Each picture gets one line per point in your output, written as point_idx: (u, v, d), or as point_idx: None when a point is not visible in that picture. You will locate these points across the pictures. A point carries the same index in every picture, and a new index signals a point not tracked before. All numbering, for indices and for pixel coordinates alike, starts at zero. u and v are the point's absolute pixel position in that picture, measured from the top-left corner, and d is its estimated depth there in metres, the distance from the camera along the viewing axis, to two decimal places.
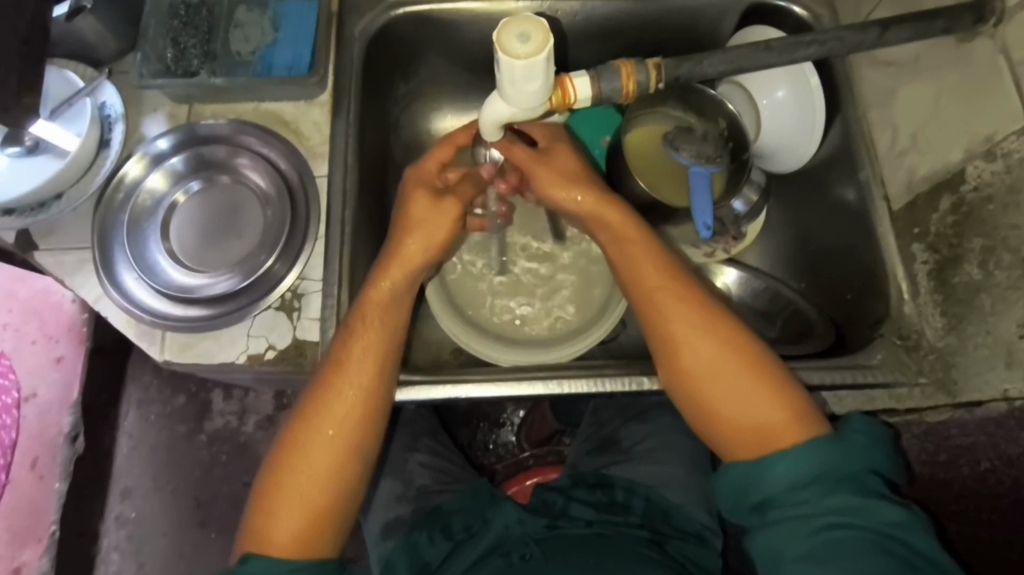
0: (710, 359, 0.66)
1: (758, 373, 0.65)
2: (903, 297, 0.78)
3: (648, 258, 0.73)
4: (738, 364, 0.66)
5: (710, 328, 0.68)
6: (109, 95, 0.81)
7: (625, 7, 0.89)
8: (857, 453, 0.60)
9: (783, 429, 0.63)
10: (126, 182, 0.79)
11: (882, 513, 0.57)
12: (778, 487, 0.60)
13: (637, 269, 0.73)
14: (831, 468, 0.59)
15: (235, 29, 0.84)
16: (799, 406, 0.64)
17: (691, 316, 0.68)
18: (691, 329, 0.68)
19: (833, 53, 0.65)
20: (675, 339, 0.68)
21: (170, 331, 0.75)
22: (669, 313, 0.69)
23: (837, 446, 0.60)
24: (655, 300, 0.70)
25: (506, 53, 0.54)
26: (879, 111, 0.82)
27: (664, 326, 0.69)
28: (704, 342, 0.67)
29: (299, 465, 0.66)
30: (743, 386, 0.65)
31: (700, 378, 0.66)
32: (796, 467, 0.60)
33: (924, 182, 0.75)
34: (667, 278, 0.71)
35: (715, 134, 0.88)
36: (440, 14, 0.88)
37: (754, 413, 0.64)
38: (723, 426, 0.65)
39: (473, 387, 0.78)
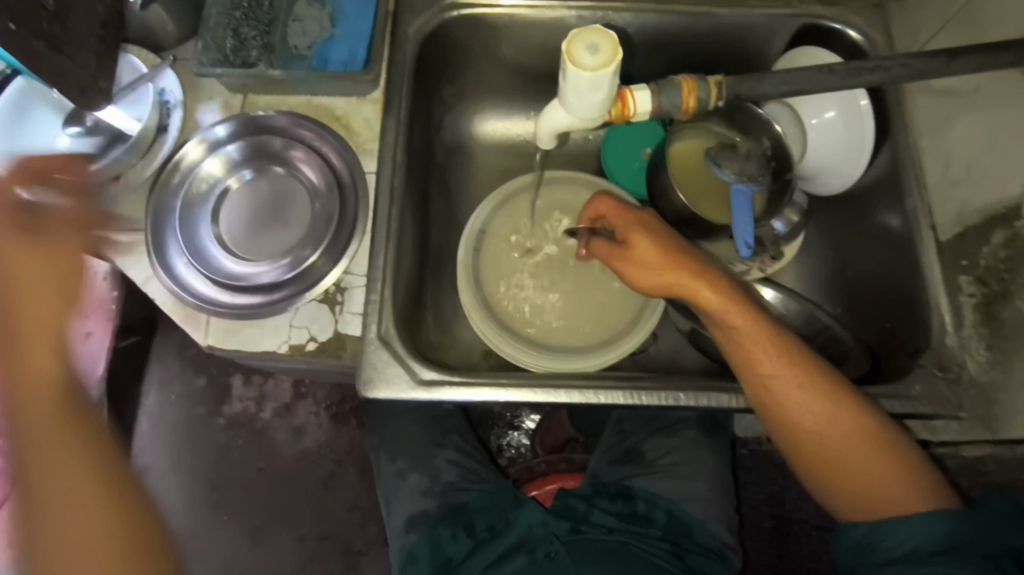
0: (845, 447, 0.69)
1: (890, 451, 0.68)
2: (946, 329, 0.77)
3: (767, 344, 0.70)
4: (869, 444, 0.68)
5: (838, 412, 0.69)
6: (169, 81, 0.82)
7: (678, 22, 0.90)
8: (994, 531, 0.65)
9: (905, 501, 0.68)
10: (183, 166, 0.81)
11: None
12: (904, 546, 0.66)
13: (753, 361, 0.71)
14: (964, 542, 0.65)
15: (295, 22, 0.86)
16: (926, 485, 0.68)
17: (819, 406, 0.69)
18: (819, 419, 0.69)
19: (897, 79, 0.65)
20: (800, 423, 0.69)
21: (217, 316, 0.76)
22: (793, 402, 0.69)
23: (974, 524, 0.65)
24: (777, 389, 0.70)
25: (575, 64, 0.55)
26: (932, 140, 0.82)
27: (791, 411, 0.70)
28: (833, 427, 0.69)
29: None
30: (870, 464, 0.68)
31: (829, 460, 0.69)
32: (919, 539, 0.65)
33: (977, 214, 0.75)
34: (788, 364, 0.70)
35: (759, 152, 0.86)
36: (493, 18, 0.89)
37: (879, 487, 0.68)
38: (847, 498, 0.70)
39: (509, 390, 0.78)
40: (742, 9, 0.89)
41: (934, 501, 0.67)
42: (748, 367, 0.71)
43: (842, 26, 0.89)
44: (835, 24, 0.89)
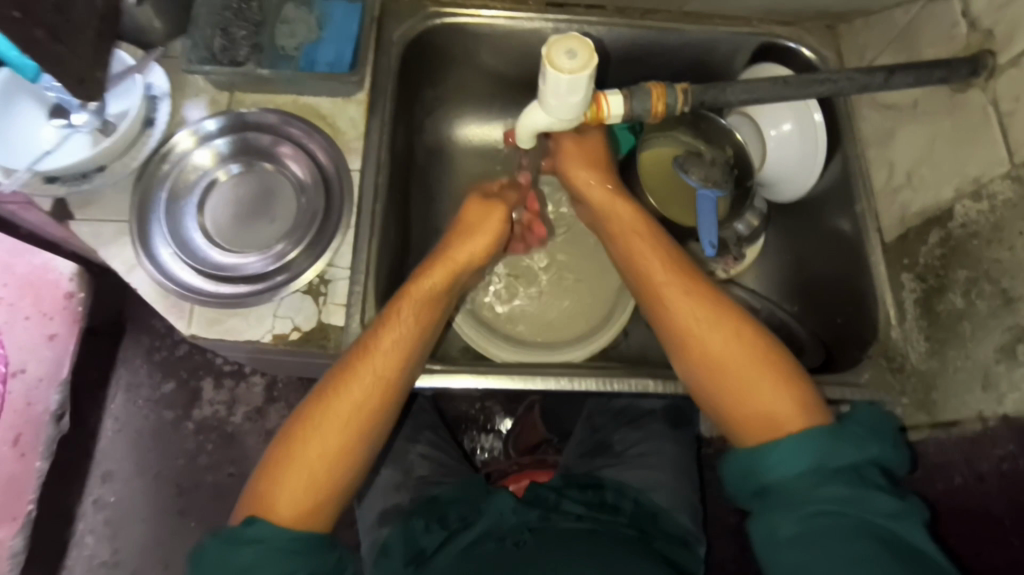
0: (720, 349, 0.69)
1: (761, 360, 0.68)
2: (891, 323, 0.85)
3: (656, 257, 0.77)
4: (739, 347, 0.69)
5: (716, 317, 0.71)
6: (156, 76, 0.84)
7: (650, 36, 0.96)
8: (856, 443, 0.61)
9: (786, 416, 0.65)
10: (175, 153, 0.83)
11: (878, 504, 0.58)
12: (778, 475, 0.61)
13: (642, 264, 0.77)
14: (829, 459, 0.60)
15: (282, 25, 0.88)
16: (804, 401, 0.66)
17: (698, 308, 0.71)
18: (698, 318, 0.71)
19: (843, 92, 0.71)
20: (686, 332, 0.71)
21: (200, 304, 0.78)
22: (678, 309, 0.72)
23: (838, 439, 0.61)
24: (667, 295, 0.74)
25: (554, 67, 0.59)
26: (877, 150, 0.89)
27: (671, 318, 0.73)
28: (709, 328, 0.70)
29: (316, 430, 0.67)
30: (752, 373, 0.67)
31: (714, 367, 0.69)
32: (785, 461, 0.61)
33: (916, 218, 0.82)
34: (675, 275, 0.75)
35: (722, 160, 0.94)
36: (475, 27, 0.94)
37: (763, 400, 0.66)
38: (737, 419, 0.67)
39: (488, 378, 0.84)
40: (707, 27, 0.95)
41: (813, 418, 0.64)
42: (634, 271, 0.78)
43: (797, 45, 0.96)
44: (791, 43, 0.97)
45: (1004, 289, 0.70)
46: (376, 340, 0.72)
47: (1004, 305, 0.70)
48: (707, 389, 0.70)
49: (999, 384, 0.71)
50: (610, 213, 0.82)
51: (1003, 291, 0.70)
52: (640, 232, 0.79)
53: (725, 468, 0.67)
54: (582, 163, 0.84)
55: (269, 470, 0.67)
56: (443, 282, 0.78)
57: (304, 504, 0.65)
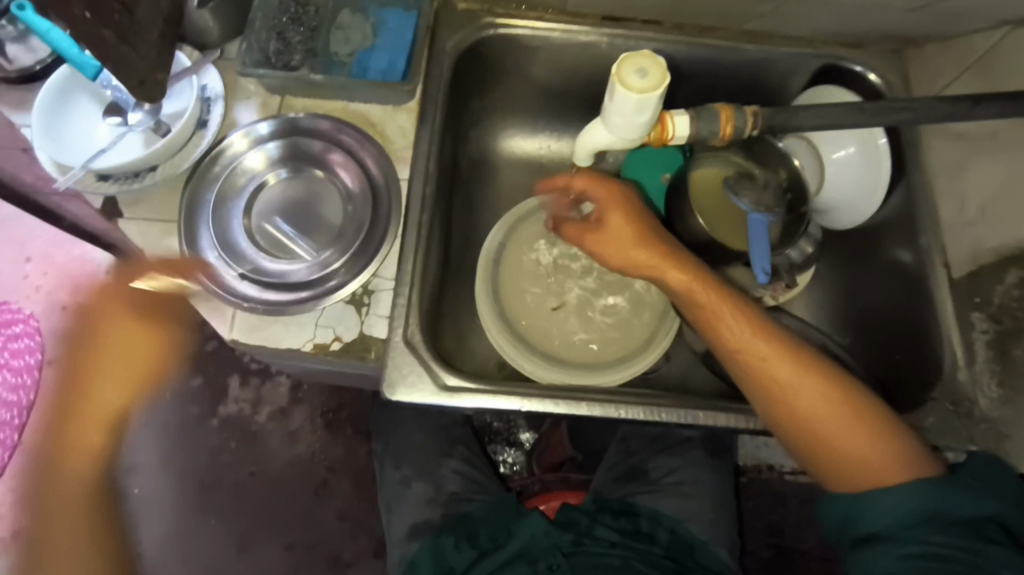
0: (811, 409, 0.68)
1: (853, 416, 0.67)
2: (958, 364, 0.80)
3: (732, 319, 0.71)
4: (828, 405, 0.67)
5: (806, 368, 0.69)
6: (211, 77, 0.84)
7: (708, 54, 0.93)
8: (968, 494, 0.64)
9: (882, 467, 0.66)
10: (228, 153, 0.83)
11: (995, 557, 0.61)
12: (886, 520, 0.64)
13: (717, 332, 0.71)
14: (943, 509, 0.63)
15: (337, 30, 0.87)
16: (897, 450, 0.67)
17: (784, 371, 0.69)
18: (783, 381, 0.68)
19: (925, 121, 0.68)
20: (775, 394, 0.69)
21: (242, 310, 0.77)
22: (766, 361, 0.69)
23: (949, 491, 0.64)
24: (746, 364, 0.70)
25: (624, 85, 0.57)
26: (947, 181, 0.85)
27: (759, 371, 0.69)
28: (797, 390, 0.68)
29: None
30: (842, 430, 0.67)
31: (803, 420, 0.68)
32: (892, 513, 0.64)
33: (991, 254, 0.79)
34: (753, 331, 0.70)
35: (775, 184, 0.91)
36: (528, 40, 0.93)
37: (855, 452, 0.67)
38: (834, 473, 0.68)
39: (525, 401, 0.81)
40: (768, 46, 0.92)
41: (911, 468, 0.66)
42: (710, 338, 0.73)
43: (863, 69, 0.93)
44: (856, 66, 0.93)
45: None
46: None
47: None
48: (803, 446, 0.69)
49: None
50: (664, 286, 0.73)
51: None
52: (705, 300, 0.72)
53: (822, 510, 0.70)
54: (620, 245, 0.74)
55: None
56: None
57: None
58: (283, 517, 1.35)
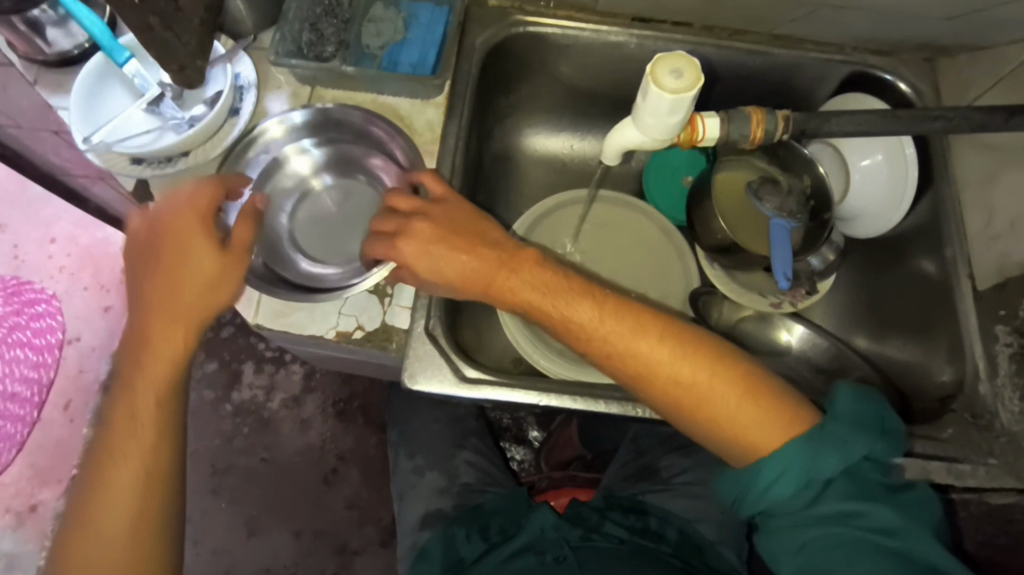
0: (682, 381, 0.68)
1: (720, 377, 0.67)
2: (981, 376, 0.80)
3: (582, 310, 0.71)
4: (696, 374, 0.67)
5: (679, 349, 0.68)
6: (244, 67, 0.85)
7: (736, 57, 0.93)
8: (823, 443, 0.64)
9: (765, 427, 0.65)
10: (265, 138, 0.83)
11: (882, 514, 0.62)
12: (775, 498, 0.64)
13: (578, 327, 0.71)
14: (819, 469, 0.63)
15: (369, 23, 0.88)
16: (773, 401, 0.66)
17: (644, 348, 0.69)
18: (645, 360, 0.68)
19: (958, 130, 0.67)
20: (646, 375, 0.69)
21: (269, 295, 0.78)
22: (629, 347, 0.69)
23: (823, 448, 0.64)
24: (611, 353, 0.70)
25: (658, 85, 0.57)
26: (976, 192, 0.85)
27: (629, 361, 0.69)
28: (662, 366, 0.68)
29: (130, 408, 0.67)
30: (714, 399, 0.67)
31: (697, 405, 0.67)
32: (781, 483, 0.64)
33: (1018, 267, 0.78)
34: (606, 316, 0.70)
35: (799, 190, 0.90)
36: (557, 38, 0.93)
37: (745, 424, 0.66)
38: (727, 442, 0.67)
39: (545, 397, 0.81)
40: (798, 51, 0.92)
41: (784, 420, 0.65)
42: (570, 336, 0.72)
43: (893, 78, 0.92)
44: (886, 74, 0.92)
45: None
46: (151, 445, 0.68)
47: None
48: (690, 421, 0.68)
49: None
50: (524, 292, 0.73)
51: None
52: (562, 294, 0.72)
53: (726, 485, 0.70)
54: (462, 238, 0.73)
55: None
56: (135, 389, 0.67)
57: None
58: (293, 502, 1.36)
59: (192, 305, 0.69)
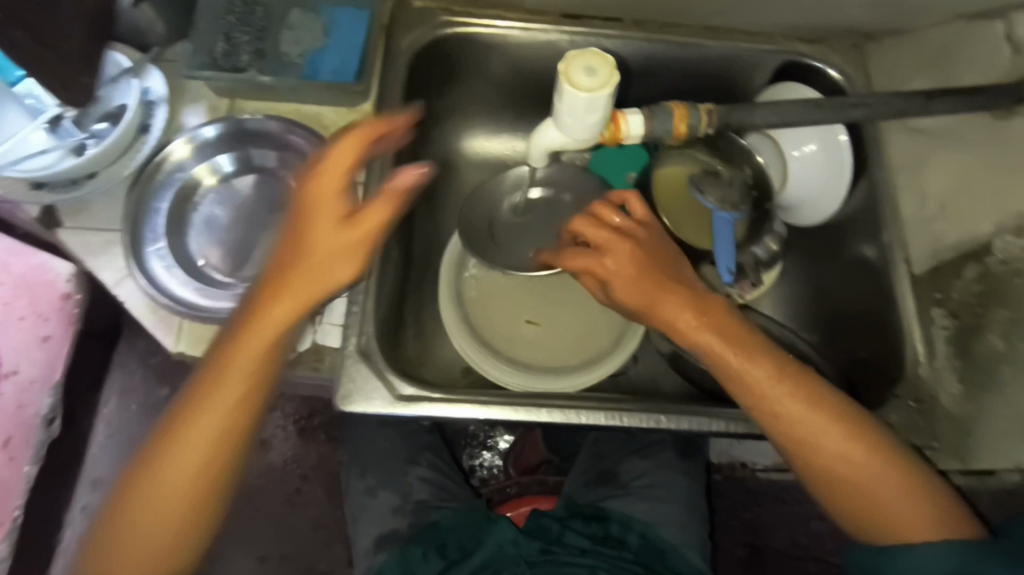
0: (807, 425, 0.66)
1: (847, 426, 0.67)
2: (920, 359, 0.80)
3: (704, 331, 0.67)
4: (816, 417, 0.66)
5: (799, 394, 0.67)
6: (153, 80, 0.80)
7: (667, 51, 0.92)
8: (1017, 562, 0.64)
9: (911, 501, 0.66)
10: (169, 163, 0.79)
11: None
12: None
13: (677, 327, 0.68)
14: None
15: (287, 31, 0.84)
16: (902, 465, 0.67)
17: (788, 391, 0.67)
18: (765, 394, 0.67)
19: (875, 116, 0.69)
20: (764, 409, 0.67)
21: (187, 321, 0.73)
22: (778, 403, 0.66)
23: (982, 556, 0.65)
24: (750, 385, 0.67)
25: (572, 84, 0.56)
26: (908, 176, 0.85)
27: (771, 412, 0.67)
28: (780, 402, 0.66)
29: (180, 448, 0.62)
30: (894, 479, 0.66)
31: (806, 453, 0.67)
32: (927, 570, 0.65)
33: (951, 250, 0.79)
34: (719, 336, 0.67)
35: (741, 181, 0.89)
36: (487, 38, 0.90)
37: (877, 492, 0.66)
38: (839, 495, 0.67)
39: (491, 408, 0.79)
40: (729, 42, 0.91)
41: (926, 497, 0.66)
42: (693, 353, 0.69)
43: (823, 64, 0.92)
44: (817, 62, 0.92)
45: None
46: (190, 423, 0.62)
47: None
48: (806, 469, 0.68)
49: None
50: (635, 286, 0.69)
51: None
52: (680, 312, 0.68)
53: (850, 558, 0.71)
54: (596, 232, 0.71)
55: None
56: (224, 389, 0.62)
57: None
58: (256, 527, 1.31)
59: (301, 296, 0.61)
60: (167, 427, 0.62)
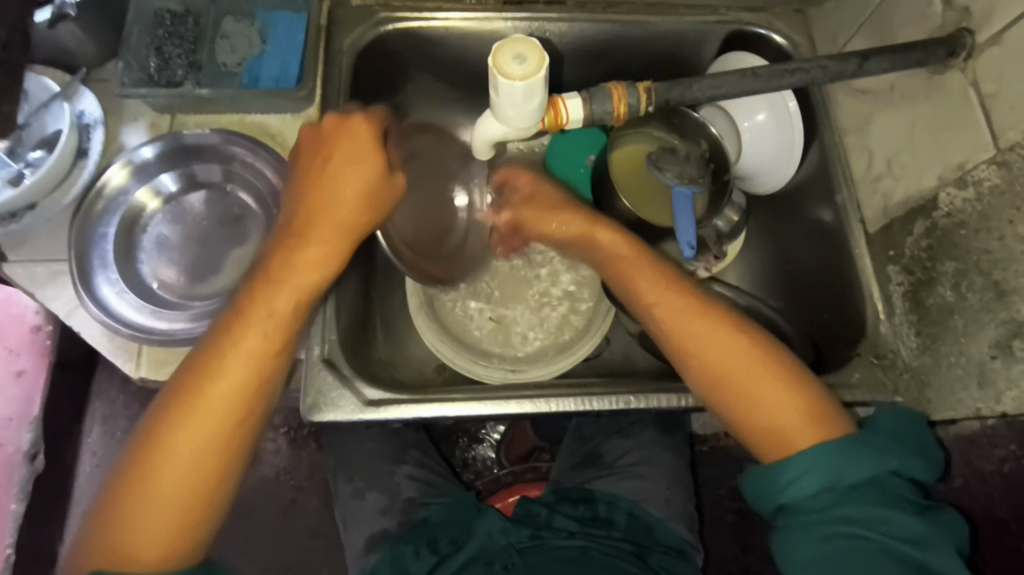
0: (705, 337, 0.69)
1: (750, 348, 0.68)
2: (880, 318, 0.82)
3: (610, 232, 0.77)
4: (708, 331, 0.69)
5: (698, 312, 0.70)
6: (87, 102, 0.79)
7: (611, 30, 0.91)
8: (885, 452, 0.62)
9: (798, 429, 0.64)
10: (108, 188, 0.78)
11: (899, 521, 0.58)
12: (793, 489, 0.62)
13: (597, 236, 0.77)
14: (856, 471, 0.60)
15: (222, 40, 0.83)
16: (815, 406, 0.66)
17: (679, 302, 0.71)
18: (670, 302, 0.71)
19: (816, 81, 0.69)
20: (671, 324, 0.70)
21: (148, 345, 0.72)
22: (676, 323, 0.70)
23: (856, 454, 0.61)
24: (642, 295, 0.73)
25: (504, 76, 0.55)
26: (855, 137, 0.86)
27: (678, 333, 0.70)
28: (684, 318, 0.70)
29: (156, 466, 0.60)
30: (801, 402, 0.66)
31: (717, 379, 0.68)
32: (806, 475, 0.61)
33: (899, 207, 0.79)
34: (625, 243, 0.76)
35: (697, 156, 0.90)
36: (428, 31, 0.89)
37: (777, 416, 0.65)
38: (738, 416, 0.67)
39: (460, 405, 0.79)
40: (673, 17, 0.91)
41: (823, 428, 0.64)
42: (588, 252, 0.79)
43: (767, 31, 0.92)
44: (760, 29, 0.92)
45: (995, 281, 0.67)
46: (196, 392, 0.62)
47: (996, 298, 0.67)
48: (700, 381, 0.69)
49: (995, 382, 0.68)
50: (564, 213, 0.78)
51: (994, 283, 0.67)
52: (624, 250, 0.76)
53: (745, 479, 0.67)
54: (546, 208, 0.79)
55: (127, 491, 0.60)
56: (254, 350, 0.64)
57: (166, 543, 0.59)
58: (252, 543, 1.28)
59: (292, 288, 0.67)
60: (146, 452, 0.60)
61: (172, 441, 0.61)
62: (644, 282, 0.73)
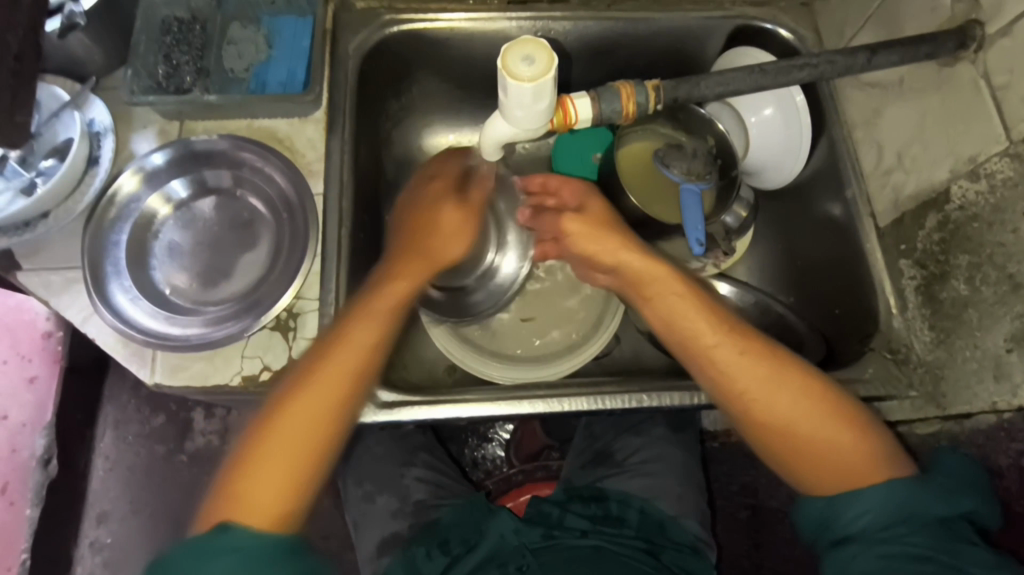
0: (754, 381, 0.67)
1: (804, 386, 0.67)
2: (892, 312, 0.81)
3: (661, 271, 0.72)
4: (758, 373, 0.67)
5: (739, 352, 0.68)
6: (97, 111, 0.80)
7: (617, 27, 0.91)
8: (956, 493, 0.62)
9: (862, 465, 0.64)
10: (120, 196, 0.78)
11: (970, 556, 0.59)
12: (860, 518, 0.61)
13: (633, 270, 0.73)
14: (925, 508, 0.61)
15: (228, 46, 0.83)
16: (875, 447, 0.65)
17: (727, 345, 0.68)
18: (713, 346, 0.69)
19: (825, 76, 0.69)
20: (714, 366, 0.68)
21: (162, 351, 0.73)
22: (727, 368, 0.67)
23: (928, 490, 0.62)
24: (690, 340, 0.70)
25: (513, 77, 0.55)
26: (865, 131, 0.85)
27: (731, 383, 0.68)
28: (733, 363, 0.68)
29: (266, 468, 0.63)
30: (862, 442, 0.65)
31: (780, 426, 0.66)
32: (876, 502, 0.61)
33: (910, 201, 0.79)
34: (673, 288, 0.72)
35: (705, 151, 0.88)
36: (433, 32, 0.89)
37: (840, 454, 0.65)
38: (792, 457, 0.66)
39: (473, 406, 0.79)
40: (679, 14, 0.91)
41: (884, 463, 0.64)
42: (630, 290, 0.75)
43: (773, 26, 0.92)
44: (767, 24, 0.92)
45: (1010, 274, 0.67)
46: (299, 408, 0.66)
47: (1011, 291, 0.66)
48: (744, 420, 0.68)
49: (1012, 374, 0.67)
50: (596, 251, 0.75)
51: (1009, 276, 0.67)
52: (675, 288, 0.72)
53: (799, 508, 0.67)
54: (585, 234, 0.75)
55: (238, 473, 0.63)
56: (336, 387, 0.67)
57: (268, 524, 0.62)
58: None
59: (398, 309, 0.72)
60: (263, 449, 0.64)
61: (265, 458, 0.64)
62: (691, 322, 0.70)
